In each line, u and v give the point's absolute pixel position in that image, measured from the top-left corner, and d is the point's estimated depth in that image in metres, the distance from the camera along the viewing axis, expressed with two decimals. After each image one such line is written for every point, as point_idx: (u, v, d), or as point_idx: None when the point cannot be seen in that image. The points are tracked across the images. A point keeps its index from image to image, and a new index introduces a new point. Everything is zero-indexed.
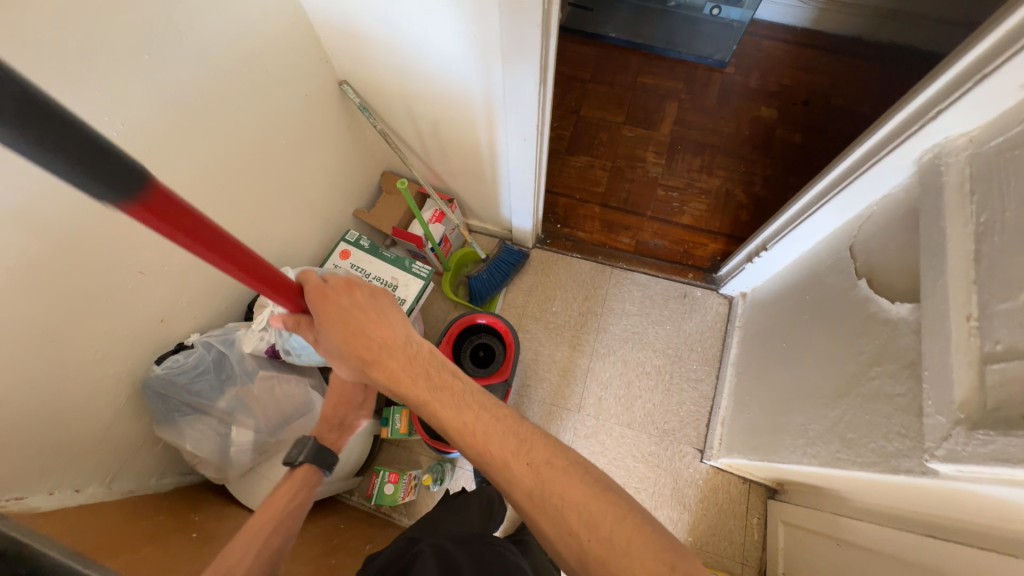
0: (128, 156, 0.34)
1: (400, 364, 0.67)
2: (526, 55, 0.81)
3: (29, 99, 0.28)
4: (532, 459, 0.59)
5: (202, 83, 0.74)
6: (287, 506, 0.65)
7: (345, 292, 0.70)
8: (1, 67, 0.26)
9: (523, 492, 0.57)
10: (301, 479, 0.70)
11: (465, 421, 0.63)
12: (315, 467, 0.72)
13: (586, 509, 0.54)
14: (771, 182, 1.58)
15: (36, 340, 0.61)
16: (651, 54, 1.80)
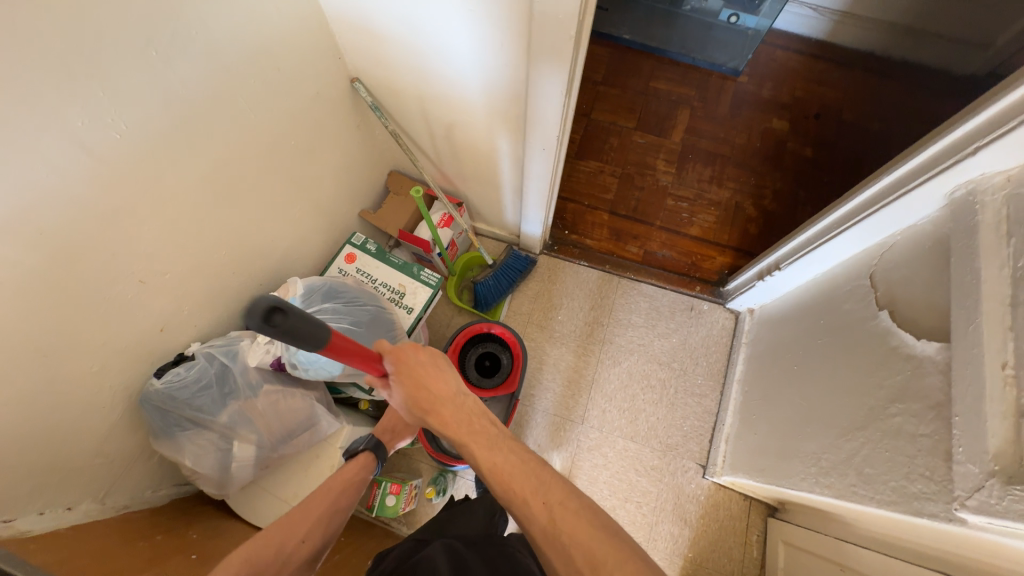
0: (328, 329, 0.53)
1: (450, 413, 0.66)
2: (554, 66, 0.78)
3: (297, 318, 0.48)
4: (549, 499, 0.56)
5: (211, 80, 0.69)
6: (349, 483, 0.72)
7: (418, 349, 0.69)
8: (289, 305, 0.47)
9: (536, 528, 0.55)
10: (362, 462, 0.76)
11: (494, 461, 0.61)
12: (373, 456, 0.78)
13: (591, 551, 0.51)
14: (782, 195, 1.56)
15: (27, 358, 0.57)
16: (664, 58, 1.76)
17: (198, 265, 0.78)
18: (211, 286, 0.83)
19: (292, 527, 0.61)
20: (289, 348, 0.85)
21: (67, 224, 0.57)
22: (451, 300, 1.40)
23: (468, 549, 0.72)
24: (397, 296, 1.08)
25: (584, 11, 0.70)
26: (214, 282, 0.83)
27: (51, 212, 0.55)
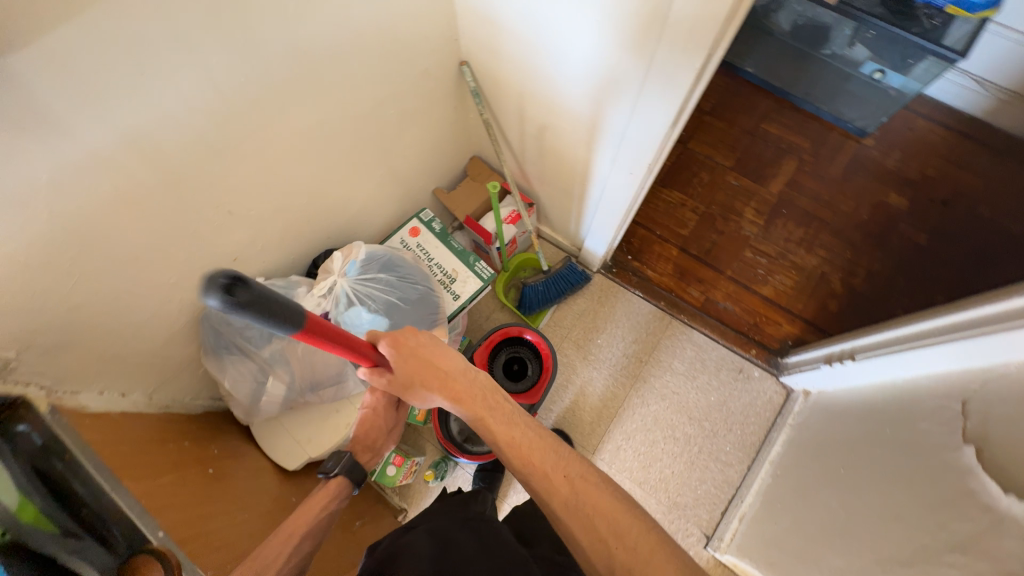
0: (297, 307, 0.47)
1: (463, 389, 0.66)
2: (667, 93, 0.75)
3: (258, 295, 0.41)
4: (569, 473, 0.59)
5: (335, 41, 0.72)
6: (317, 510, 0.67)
7: (413, 332, 0.68)
8: (249, 279, 0.40)
9: (558, 502, 0.57)
10: (333, 491, 0.70)
11: (513, 435, 0.63)
12: (346, 481, 0.72)
13: (614, 523, 0.55)
14: (877, 278, 1.40)
15: (123, 258, 0.64)
16: (785, 101, 1.64)
17: (279, 208, 0.83)
18: (285, 230, 0.88)
19: None
20: (338, 306, 0.87)
21: (182, 148, 0.62)
22: (497, 295, 1.40)
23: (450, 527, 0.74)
24: (448, 280, 1.09)
25: (716, 45, 0.67)
26: (288, 226, 0.88)
27: (172, 135, 0.60)
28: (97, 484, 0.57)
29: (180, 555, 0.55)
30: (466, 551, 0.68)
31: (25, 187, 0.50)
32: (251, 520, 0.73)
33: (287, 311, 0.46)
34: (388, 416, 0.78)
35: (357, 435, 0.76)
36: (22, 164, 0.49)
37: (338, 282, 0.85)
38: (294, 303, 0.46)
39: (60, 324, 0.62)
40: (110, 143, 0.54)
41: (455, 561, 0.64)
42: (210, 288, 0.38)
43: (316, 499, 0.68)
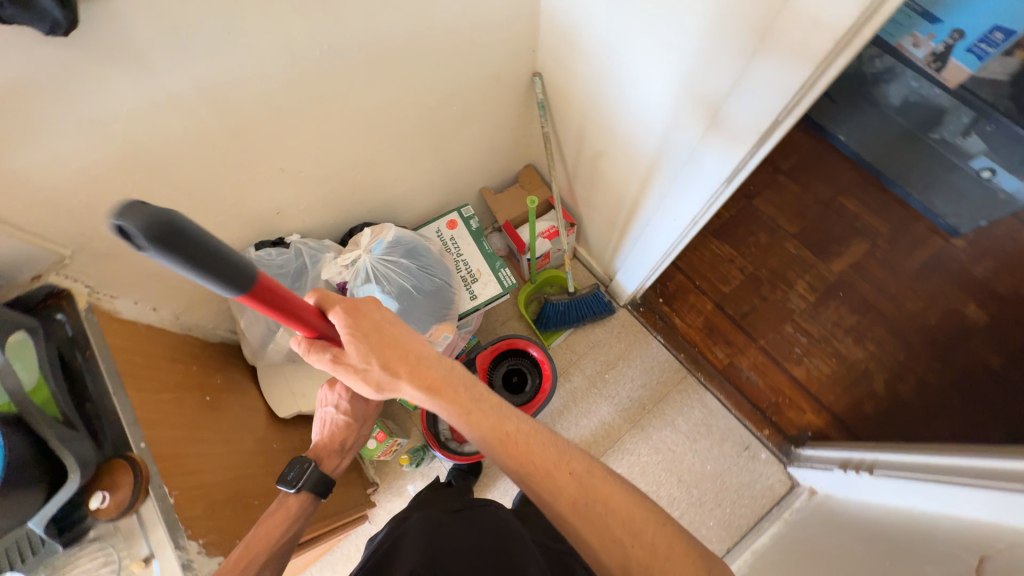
0: (243, 262, 0.42)
1: (440, 376, 0.62)
2: (724, 152, 0.71)
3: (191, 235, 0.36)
4: (573, 469, 0.60)
5: (414, 32, 0.75)
6: (277, 534, 0.62)
7: (374, 305, 0.63)
8: (181, 215, 0.35)
9: (567, 501, 0.58)
10: (295, 510, 0.65)
11: (506, 430, 0.61)
12: (311, 495, 0.66)
13: (629, 518, 0.58)
14: (928, 390, 1.26)
15: (180, 191, 0.70)
16: (872, 179, 1.52)
17: (329, 175, 0.88)
18: (329, 196, 0.92)
19: None
20: (356, 278, 0.91)
21: (252, 104, 0.67)
22: (517, 304, 1.40)
23: (451, 517, 0.75)
24: (470, 279, 1.10)
25: (785, 116, 0.63)
26: (333, 193, 0.92)
27: (245, 91, 0.65)
28: (104, 384, 0.62)
29: (151, 469, 0.59)
30: (466, 535, 0.70)
31: (109, 112, 0.56)
32: (229, 453, 0.77)
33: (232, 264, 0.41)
34: (357, 415, 0.78)
35: (323, 435, 0.76)
36: (110, 93, 0.55)
37: (362, 257, 0.89)
38: (240, 257, 0.42)
39: (112, 235, 0.69)
40: (189, 87, 0.60)
41: (456, 539, 0.67)
42: (125, 215, 0.33)
43: (272, 524, 0.62)
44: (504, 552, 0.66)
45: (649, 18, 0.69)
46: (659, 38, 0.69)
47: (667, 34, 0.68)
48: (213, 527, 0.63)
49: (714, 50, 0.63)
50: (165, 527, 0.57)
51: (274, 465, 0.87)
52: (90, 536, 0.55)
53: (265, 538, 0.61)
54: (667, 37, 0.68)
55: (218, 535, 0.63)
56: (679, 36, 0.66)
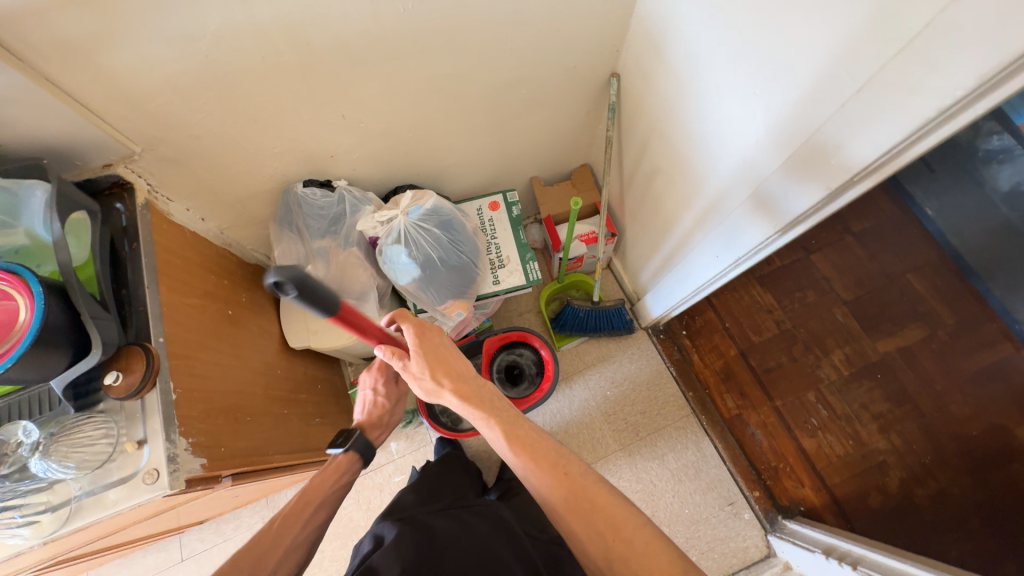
0: (331, 295, 0.57)
1: (472, 387, 0.70)
2: (788, 200, 0.67)
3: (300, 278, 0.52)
4: (568, 469, 0.64)
5: (498, 8, 0.74)
6: (332, 484, 0.77)
7: (436, 330, 0.74)
8: (296, 267, 0.51)
9: (558, 497, 0.62)
10: (344, 466, 0.81)
11: (516, 433, 0.67)
12: (358, 455, 0.84)
13: (612, 517, 0.59)
14: (948, 501, 1.16)
15: (246, 116, 0.74)
16: (953, 264, 1.38)
17: (386, 131, 0.89)
18: (383, 151, 0.94)
19: (275, 539, 0.66)
20: (389, 237, 0.93)
21: (326, 47, 0.68)
22: (539, 299, 1.40)
23: (443, 516, 0.85)
24: (497, 264, 1.10)
25: (862, 178, 0.57)
26: (387, 149, 0.94)
27: (322, 34, 0.66)
28: (142, 277, 0.67)
29: (163, 364, 0.64)
30: (454, 530, 0.80)
31: (196, 29, 0.59)
32: (237, 368, 0.82)
33: (327, 298, 0.57)
34: (391, 395, 0.95)
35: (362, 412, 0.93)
36: (199, 10, 0.57)
37: (398, 217, 0.91)
38: (331, 292, 0.57)
39: (178, 142, 0.73)
40: (271, 19, 0.62)
41: (445, 535, 0.78)
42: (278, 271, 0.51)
43: (328, 473, 0.78)
44: (490, 547, 0.76)
45: (744, 44, 0.64)
46: (749, 68, 0.64)
47: (758, 65, 0.63)
48: (204, 430, 0.67)
49: (802, 92, 0.58)
50: (161, 419, 0.61)
51: (274, 389, 0.92)
52: (100, 408, 0.60)
53: (320, 486, 0.76)
54: (757, 69, 0.63)
55: (207, 438, 0.67)
56: (770, 71, 0.61)
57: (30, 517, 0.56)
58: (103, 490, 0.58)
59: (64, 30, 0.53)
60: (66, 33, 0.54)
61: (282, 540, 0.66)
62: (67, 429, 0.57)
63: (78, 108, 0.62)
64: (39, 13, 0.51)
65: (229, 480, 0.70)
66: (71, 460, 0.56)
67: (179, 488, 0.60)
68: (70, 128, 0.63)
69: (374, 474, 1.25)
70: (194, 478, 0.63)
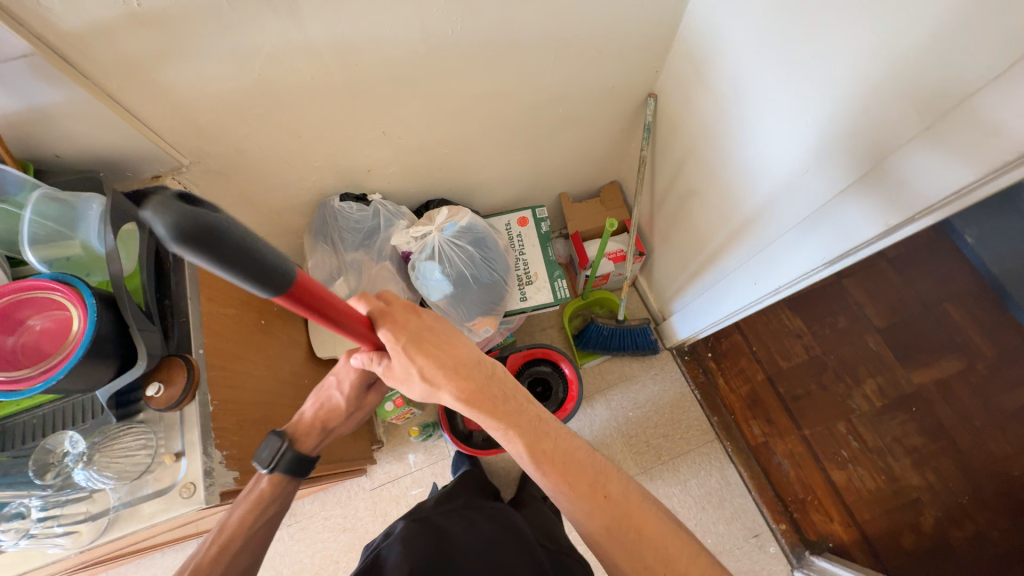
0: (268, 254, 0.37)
1: (477, 386, 0.65)
2: (843, 231, 0.64)
3: (200, 229, 0.31)
4: (607, 491, 0.60)
5: (540, 31, 0.74)
6: (257, 518, 0.63)
7: (409, 312, 0.65)
8: (186, 208, 0.30)
9: (597, 524, 0.59)
10: (269, 496, 0.65)
11: (540, 444, 0.64)
12: (289, 476, 0.68)
13: (664, 548, 0.55)
14: (988, 546, 1.10)
15: (290, 131, 0.75)
16: (993, 295, 1.33)
17: (422, 147, 0.90)
18: (418, 166, 0.95)
19: None
20: (422, 253, 0.93)
21: (373, 67, 0.69)
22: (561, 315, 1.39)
23: (455, 518, 0.83)
24: (525, 280, 1.09)
25: (923, 218, 0.55)
26: (421, 164, 0.95)
27: (370, 55, 0.67)
28: (185, 288, 0.68)
29: (202, 377, 0.64)
30: (467, 536, 0.78)
31: (251, 48, 0.60)
32: (269, 378, 0.83)
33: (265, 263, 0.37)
34: (350, 401, 0.75)
35: (308, 409, 0.74)
36: (254, 30, 0.58)
37: (432, 235, 0.91)
38: (268, 252, 0.36)
39: (223, 155, 0.75)
40: (323, 40, 0.63)
41: (457, 540, 0.76)
42: (153, 208, 0.30)
43: (248, 508, 0.63)
44: (501, 557, 0.74)
45: (798, 74, 0.63)
46: (803, 99, 0.63)
47: (812, 96, 0.61)
48: (236, 443, 0.67)
49: (864, 124, 0.56)
50: (198, 432, 0.61)
51: (300, 400, 0.92)
52: (139, 418, 0.61)
53: (241, 523, 0.62)
54: (811, 101, 0.62)
55: (239, 451, 0.67)
56: (826, 102, 0.60)
57: (69, 527, 0.57)
58: (139, 502, 0.58)
59: (128, 50, 0.55)
60: (128, 52, 0.55)
61: None
62: (108, 439, 0.59)
63: (134, 123, 0.63)
64: (105, 33, 0.52)
65: None
66: (111, 470, 0.58)
67: (213, 503, 0.60)
68: (123, 141, 0.65)
69: (391, 486, 1.25)
70: (227, 491, 0.63)
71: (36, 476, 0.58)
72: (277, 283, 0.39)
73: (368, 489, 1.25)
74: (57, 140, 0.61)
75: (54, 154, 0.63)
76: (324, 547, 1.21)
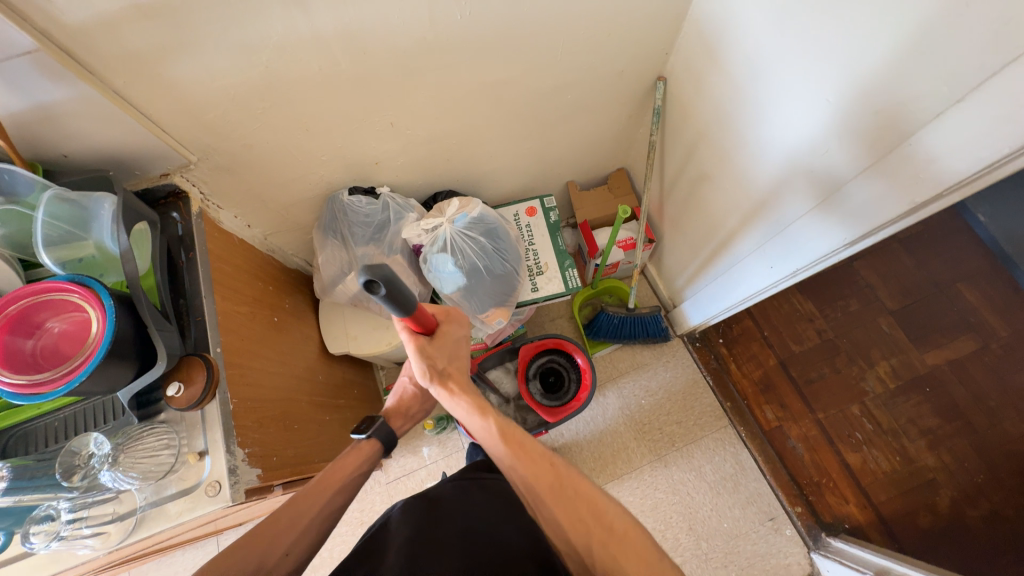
0: (411, 297, 0.51)
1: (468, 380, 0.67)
2: (867, 209, 0.62)
3: (389, 280, 0.46)
4: (555, 461, 0.61)
5: (551, 15, 0.72)
6: (356, 467, 0.66)
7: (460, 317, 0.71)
8: (385, 266, 0.45)
9: (544, 486, 0.58)
10: (367, 453, 0.69)
11: (512, 427, 0.63)
12: (381, 446, 0.71)
13: (597, 508, 0.57)
14: (1002, 523, 1.10)
15: (298, 125, 0.74)
16: (1007, 273, 1.31)
17: (431, 138, 0.88)
18: (426, 158, 0.93)
19: (274, 538, 0.57)
20: (434, 245, 0.92)
21: (382, 57, 0.68)
22: (571, 305, 1.39)
23: (451, 484, 0.84)
24: (535, 271, 1.09)
25: (951, 192, 0.53)
26: (429, 156, 0.93)
27: (379, 45, 0.66)
28: (199, 287, 0.68)
29: (221, 375, 0.63)
30: (467, 502, 0.77)
31: (259, 40, 0.59)
32: (285, 374, 0.83)
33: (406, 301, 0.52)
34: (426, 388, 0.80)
35: (392, 397, 0.79)
36: (263, 22, 0.57)
37: (443, 228, 0.89)
38: (412, 296, 0.51)
39: (232, 151, 0.74)
40: (332, 31, 0.61)
41: (454, 505, 0.76)
42: (371, 270, 0.44)
43: (350, 459, 0.66)
44: (494, 521, 0.72)
45: (815, 51, 0.60)
46: (821, 77, 0.61)
47: (831, 74, 0.59)
48: (258, 440, 0.67)
49: (887, 100, 0.54)
50: (221, 430, 0.61)
51: (317, 395, 0.92)
52: (161, 417, 0.61)
53: (343, 471, 0.65)
54: (829, 77, 0.60)
55: (261, 448, 0.67)
56: (845, 80, 0.58)
57: (97, 528, 0.57)
58: (165, 501, 0.59)
59: (133, 44, 0.54)
60: (133, 46, 0.54)
61: (287, 539, 0.57)
62: (132, 439, 0.59)
63: (141, 119, 0.62)
64: (109, 27, 0.51)
65: (279, 489, 0.72)
66: (134, 471, 0.57)
67: (239, 500, 0.60)
68: (130, 139, 0.63)
69: (407, 479, 1.25)
70: (252, 488, 0.63)
71: (62, 478, 0.58)
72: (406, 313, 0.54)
73: (384, 483, 1.25)
74: (65, 139, 0.61)
75: (62, 154, 0.63)
76: (343, 541, 1.21)
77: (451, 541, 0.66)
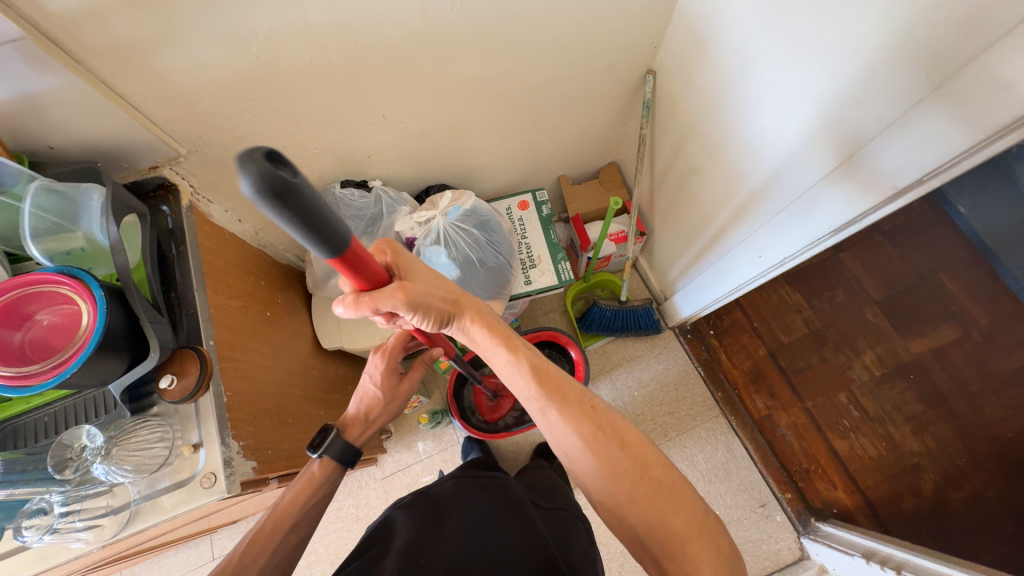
0: (338, 224, 0.36)
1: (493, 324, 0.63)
2: (849, 197, 0.64)
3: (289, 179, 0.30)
4: (595, 404, 0.58)
5: (541, 8, 0.73)
6: (307, 499, 0.66)
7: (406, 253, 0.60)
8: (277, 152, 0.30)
9: (581, 431, 0.56)
10: (320, 478, 0.68)
11: (546, 365, 0.60)
12: (337, 462, 0.71)
13: (641, 456, 0.55)
14: (984, 504, 1.13)
15: (288, 117, 0.74)
16: (986, 264, 1.35)
17: (423, 131, 0.89)
18: (418, 151, 0.94)
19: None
20: (426, 238, 0.92)
21: (373, 50, 0.68)
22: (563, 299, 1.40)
23: (451, 484, 0.83)
24: (528, 264, 1.09)
25: (932, 177, 0.54)
26: (421, 149, 0.93)
27: (369, 38, 0.66)
28: (190, 280, 0.67)
29: (215, 368, 0.63)
30: (467, 502, 0.77)
31: (248, 32, 0.59)
32: (278, 368, 0.82)
33: (332, 230, 0.36)
34: (386, 392, 0.81)
35: (353, 402, 0.80)
36: (253, 14, 0.57)
37: (438, 220, 0.90)
38: (337, 221, 0.36)
39: (222, 144, 0.73)
40: (322, 24, 0.62)
41: (453, 506, 0.76)
42: (249, 161, 0.28)
43: (297, 490, 0.66)
44: (495, 520, 0.72)
45: (800, 42, 0.62)
46: (807, 67, 0.62)
47: (816, 64, 0.61)
48: (252, 432, 0.67)
49: (870, 88, 0.56)
50: (216, 423, 0.61)
51: (310, 390, 0.92)
52: (154, 411, 0.61)
53: (291, 505, 0.64)
54: (814, 68, 0.61)
55: (256, 441, 0.67)
56: (829, 70, 0.59)
57: (91, 521, 0.57)
58: (159, 494, 0.59)
59: (121, 34, 0.53)
60: (121, 36, 0.54)
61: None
62: (126, 432, 0.58)
63: (129, 110, 0.61)
64: (96, 16, 0.51)
65: (274, 482, 0.72)
66: (128, 463, 0.56)
67: (235, 492, 0.60)
68: (118, 131, 0.63)
69: (402, 474, 1.25)
70: (247, 480, 0.63)
71: (56, 470, 0.57)
72: (334, 250, 0.38)
73: (379, 479, 1.25)
74: (51, 130, 0.60)
75: (47, 145, 0.62)
76: (337, 536, 1.21)
77: (452, 544, 0.66)
